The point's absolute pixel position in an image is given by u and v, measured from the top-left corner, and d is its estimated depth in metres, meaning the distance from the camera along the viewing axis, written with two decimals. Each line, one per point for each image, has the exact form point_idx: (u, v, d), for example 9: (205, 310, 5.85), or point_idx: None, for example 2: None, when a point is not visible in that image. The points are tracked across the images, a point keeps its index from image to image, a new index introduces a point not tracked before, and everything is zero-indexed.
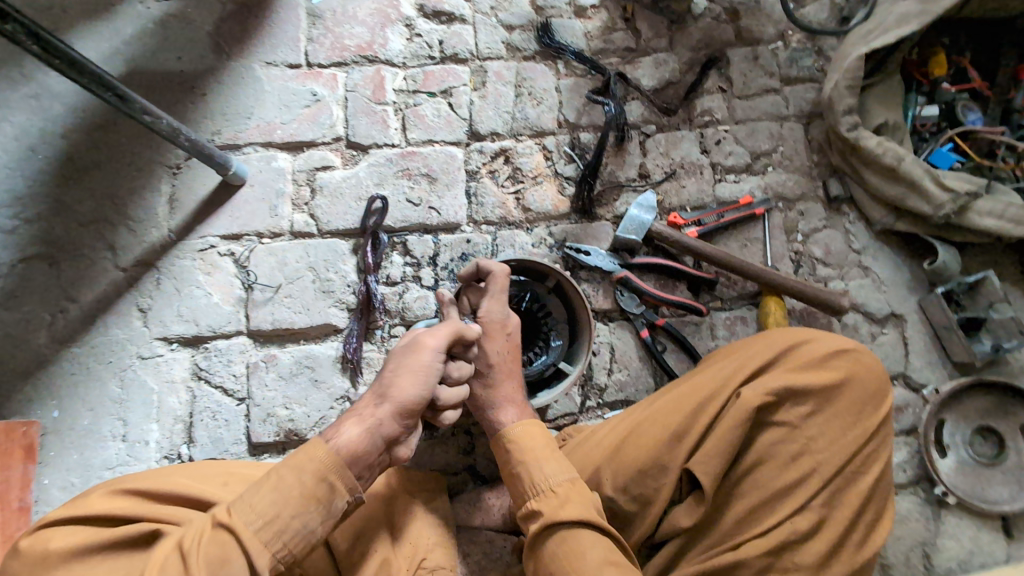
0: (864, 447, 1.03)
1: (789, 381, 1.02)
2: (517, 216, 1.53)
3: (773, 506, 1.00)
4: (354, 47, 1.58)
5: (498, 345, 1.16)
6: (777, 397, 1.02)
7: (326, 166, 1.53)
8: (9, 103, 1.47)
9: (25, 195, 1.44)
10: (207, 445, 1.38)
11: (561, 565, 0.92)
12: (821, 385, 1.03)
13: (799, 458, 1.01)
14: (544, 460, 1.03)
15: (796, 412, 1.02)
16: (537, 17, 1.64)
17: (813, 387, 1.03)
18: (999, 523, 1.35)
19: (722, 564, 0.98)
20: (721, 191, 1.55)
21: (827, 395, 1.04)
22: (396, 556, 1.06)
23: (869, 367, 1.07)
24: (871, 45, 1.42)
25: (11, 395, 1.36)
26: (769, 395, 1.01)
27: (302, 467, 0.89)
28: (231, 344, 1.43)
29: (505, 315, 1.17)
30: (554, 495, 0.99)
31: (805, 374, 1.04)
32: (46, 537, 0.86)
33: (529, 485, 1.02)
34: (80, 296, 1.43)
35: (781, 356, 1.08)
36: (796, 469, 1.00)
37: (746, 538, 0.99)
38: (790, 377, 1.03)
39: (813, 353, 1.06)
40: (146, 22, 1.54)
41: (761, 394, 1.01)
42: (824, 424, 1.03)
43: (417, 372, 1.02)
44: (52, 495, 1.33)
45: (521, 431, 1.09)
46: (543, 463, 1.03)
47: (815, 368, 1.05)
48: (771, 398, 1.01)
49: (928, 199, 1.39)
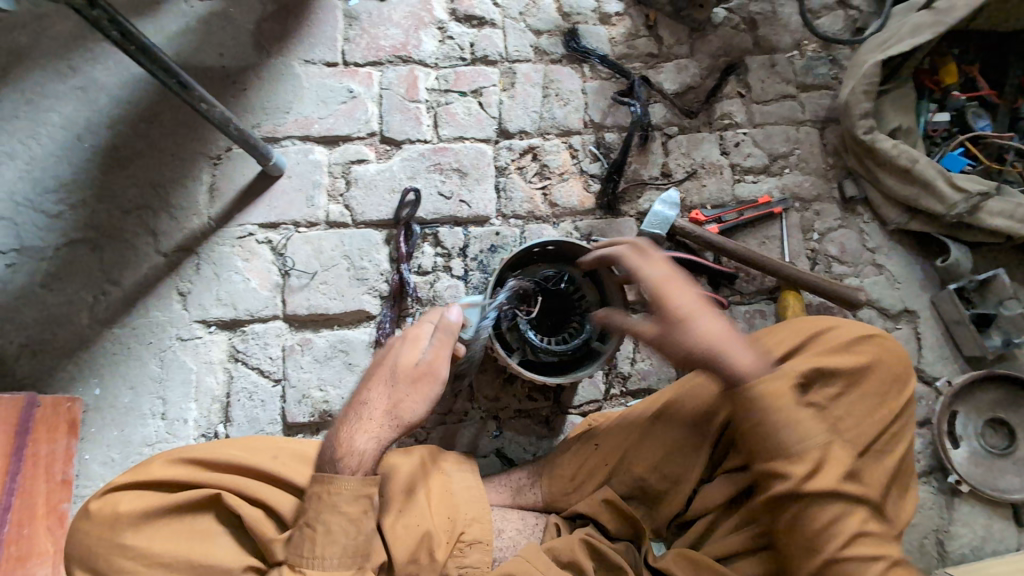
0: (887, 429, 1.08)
1: (815, 364, 1.08)
2: (544, 211, 1.59)
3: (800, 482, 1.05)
4: (389, 47, 1.65)
5: (678, 296, 1.02)
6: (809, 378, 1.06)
7: (361, 159, 1.59)
8: (57, 93, 1.53)
9: (71, 182, 1.50)
10: (244, 424, 1.43)
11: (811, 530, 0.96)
12: (845, 372, 1.08)
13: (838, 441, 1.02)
14: (791, 422, 0.99)
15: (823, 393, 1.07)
16: (563, 23, 1.71)
17: (839, 370, 1.08)
18: (1010, 512, 1.40)
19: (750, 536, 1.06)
20: (741, 191, 1.61)
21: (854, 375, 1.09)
22: (437, 530, 1.09)
23: (891, 350, 1.13)
24: (886, 54, 1.49)
25: (54, 373, 1.41)
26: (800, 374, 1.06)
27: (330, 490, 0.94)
28: (268, 328, 1.48)
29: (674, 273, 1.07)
30: (810, 458, 0.98)
31: (830, 358, 1.09)
32: (111, 501, 0.94)
33: (778, 445, 1.00)
34: (122, 279, 1.47)
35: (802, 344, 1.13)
36: (824, 443, 0.99)
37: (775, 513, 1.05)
38: (813, 361, 1.08)
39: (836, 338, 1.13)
40: (191, 19, 1.61)
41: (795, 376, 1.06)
42: (853, 405, 1.07)
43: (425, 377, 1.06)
44: (92, 470, 1.37)
45: (763, 390, 0.99)
46: (797, 426, 0.99)
47: (838, 355, 1.10)
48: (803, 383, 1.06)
49: (941, 200, 1.45)
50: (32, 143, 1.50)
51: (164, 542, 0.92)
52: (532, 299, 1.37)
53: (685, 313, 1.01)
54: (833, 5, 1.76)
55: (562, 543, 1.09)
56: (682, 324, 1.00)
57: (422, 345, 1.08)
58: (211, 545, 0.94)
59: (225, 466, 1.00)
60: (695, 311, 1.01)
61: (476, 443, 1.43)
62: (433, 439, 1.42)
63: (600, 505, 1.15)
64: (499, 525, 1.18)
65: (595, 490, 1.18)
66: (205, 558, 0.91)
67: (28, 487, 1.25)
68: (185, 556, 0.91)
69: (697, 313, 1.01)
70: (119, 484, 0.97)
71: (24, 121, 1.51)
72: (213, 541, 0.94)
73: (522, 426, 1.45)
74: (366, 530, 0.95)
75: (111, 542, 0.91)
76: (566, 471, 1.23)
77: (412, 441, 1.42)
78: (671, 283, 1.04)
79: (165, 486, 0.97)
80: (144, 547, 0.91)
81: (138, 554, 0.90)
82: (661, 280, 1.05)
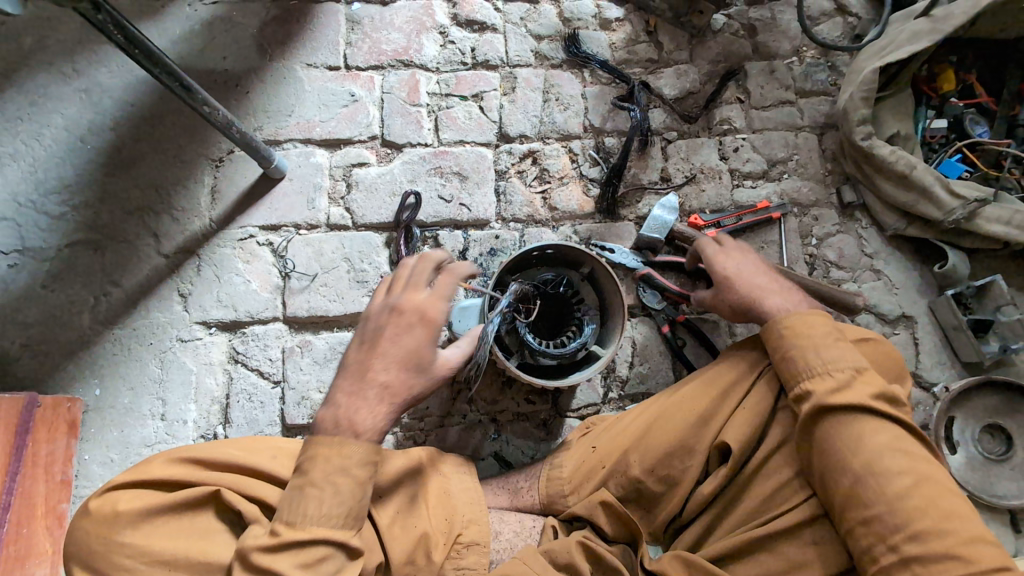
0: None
1: (813, 356, 1.07)
2: (544, 215, 1.60)
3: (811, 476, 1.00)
4: (391, 52, 1.66)
5: (724, 263, 1.25)
6: (806, 374, 1.06)
7: (362, 163, 1.60)
8: (61, 95, 1.54)
9: (74, 183, 1.51)
10: (243, 426, 1.43)
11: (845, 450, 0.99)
12: (846, 356, 1.07)
13: (838, 430, 1.00)
14: (823, 347, 1.07)
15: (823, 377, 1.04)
16: (564, 28, 1.72)
17: (837, 361, 1.06)
18: (1006, 517, 1.40)
19: (748, 538, 1.05)
20: (739, 196, 1.62)
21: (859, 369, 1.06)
22: (434, 531, 1.10)
23: (887, 352, 1.14)
24: (885, 60, 1.50)
25: (55, 373, 1.42)
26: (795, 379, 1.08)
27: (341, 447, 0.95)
28: (268, 330, 1.49)
29: (737, 251, 1.28)
30: (835, 376, 1.04)
31: (817, 325, 1.11)
32: (110, 500, 0.95)
33: (801, 367, 1.08)
34: (123, 280, 1.48)
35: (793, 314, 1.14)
36: (834, 376, 1.04)
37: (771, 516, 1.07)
38: (801, 339, 1.09)
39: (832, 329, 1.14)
40: (194, 23, 1.62)
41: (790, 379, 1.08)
42: None
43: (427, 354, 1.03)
44: (92, 470, 1.38)
45: (797, 321, 1.13)
46: (823, 351, 1.07)
47: (833, 332, 1.10)
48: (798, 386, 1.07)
49: (938, 206, 1.46)
50: (36, 145, 1.51)
51: (163, 540, 0.92)
52: (526, 296, 1.36)
53: (731, 274, 1.23)
54: (832, 12, 1.77)
55: (559, 544, 1.09)
56: (728, 283, 1.24)
57: (411, 299, 1.04)
58: (210, 543, 0.94)
59: (223, 464, 1.01)
60: (743, 274, 1.23)
61: (474, 446, 1.44)
62: (433, 442, 1.43)
63: (597, 506, 1.14)
64: (496, 527, 1.19)
65: (593, 491, 1.17)
66: (204, 556, 0.92)
67: (28, 486, 1.25)
68: (184, 554, 0.91)
69: (743, 275, 1.22)
70: (118, 483, 0.97)
71: (27, 122, 1.52)
72: (211, 539, 0.94)
73: (520, 429, 1.46)
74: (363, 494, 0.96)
75: (110, 541, 0.91)
76: (564, 474, 1.23)
77: (411, 443, 1.43)
78: (725, 252, 1.28)
79: (163, 485, 0.98)
80: (143, 544, 0.90)
81: (137, 551, 0.90)
82: (716, 249, 1.28)
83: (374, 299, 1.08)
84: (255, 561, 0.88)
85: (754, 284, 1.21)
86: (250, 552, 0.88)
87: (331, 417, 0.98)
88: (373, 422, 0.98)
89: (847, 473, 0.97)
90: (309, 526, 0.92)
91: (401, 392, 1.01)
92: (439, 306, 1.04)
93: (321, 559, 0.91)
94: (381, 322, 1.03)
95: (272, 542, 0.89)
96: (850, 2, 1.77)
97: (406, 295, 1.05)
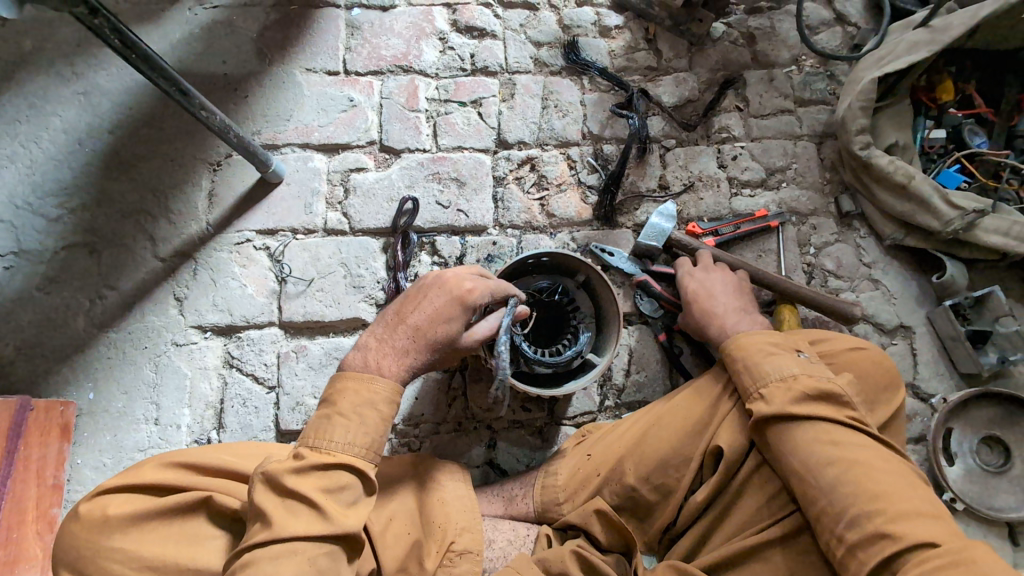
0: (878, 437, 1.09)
1: (764, 368, 1.09)
2: (542, 221, 1.59)
3: (802, 484, 0.99)
4: (390, 57, 1.66)
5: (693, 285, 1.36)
6: (759, 385, 1.08)
7: (360, 168, 1.59)
8: (60, 98, 1.54)
9: (71, 186, 1.50)
10: (237, 431, 1.42)
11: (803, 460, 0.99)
12: (784, 364, 1.09)
13: (814, 429, 1.01)
14: (763, 362, 1.11)
15: (770, 388, 1.06)
16: (563, 35, 1.73)
17: (776, 372, 1.08)
18: (1005, 530, 1.39)
19: (740, 548, 1.04)
20: (738, 205, 1.62)
21: (817, 376, 1.07)
22: (427, 539, 1.09)
23: (872, 355, 1.15)
24: (883, 70, 1.50)
25: (48, 376, 1.41)
26: (755, 390, 1.08)
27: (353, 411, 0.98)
28: (263, 334, 1.48)
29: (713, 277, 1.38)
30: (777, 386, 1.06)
31: (751, 343, 1.15)
32: (101, 504, 0.94)
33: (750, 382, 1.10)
34: (119, 284, 1.48)
35: (735, 335, 1.19)
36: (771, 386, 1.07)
37: (761, 527, 1.06)
38: (744, 352, 1.14)
39: (781, 339, 1.16)
40: (194, 27, 1.62)
41: (752, 391, 1.09)
42: None
43: (445, 317, 1.09)
44: (84, 475, 1.37)
45: (737, 343, 1.17)
46: (763, 363, 1.10)
47: (768, 346, 1.13)
48: (762, 397, 1.07)
49: (937, 216, 1.45)
50: (33, 146, 1.51)
51: (153, 545, 0.91)
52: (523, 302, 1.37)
53: (690, 296, 1.34)
54: (832, 22, 1.78)
55: (552, 553, 1.08)
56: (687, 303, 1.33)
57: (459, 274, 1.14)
58: (200, 550, 0.92)
59: (217, 470, 1.01)
60: (698, 297, 1.33)
61: (470, 453, 1.43)
62: (428, 449, 1.42)
63: (592, 514, 1.14)
64: (490, 535, 1.18)
65: (587, 500, 1.16)
66: (193, 562, 0.90)
67: (19, 490, 1.25)
68: (174, 561, 0.89)
69: (701, 297, 1.33)
70: (108, 487, 0.96)
71: (26, 124, 1.52)
72: (202, 545, 0.93)
73: (515, 437, 1.45)
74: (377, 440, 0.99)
75: (99, 546, 0.90)
76: (558, 482, 1.22)
77: (405, 450, 1.42)
78: (692, 274, 1.38)
79: (154, 490, 0.97)
80: (132, 549, 0.89)
81: (126, 557, 0.89)
82: (685, 272, 1.40)
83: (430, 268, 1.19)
84: (277, 480, 0.89)
85: (709, 306, 1.31)
86: (273, 470, 0.90)
87: (361, 358, 1.06)
88: (395, 370, 1.05)
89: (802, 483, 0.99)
90: (336, 451, 0.95)
91: (421, 349, 1.07)
92: (481, 290, 1.12)
93: (342, 487, 0.93)
94: (427, 284, 1.13)
95: (296, 464, 0.91)
96: (849, 12, 1.77)
97: (457, 271, 1.15)
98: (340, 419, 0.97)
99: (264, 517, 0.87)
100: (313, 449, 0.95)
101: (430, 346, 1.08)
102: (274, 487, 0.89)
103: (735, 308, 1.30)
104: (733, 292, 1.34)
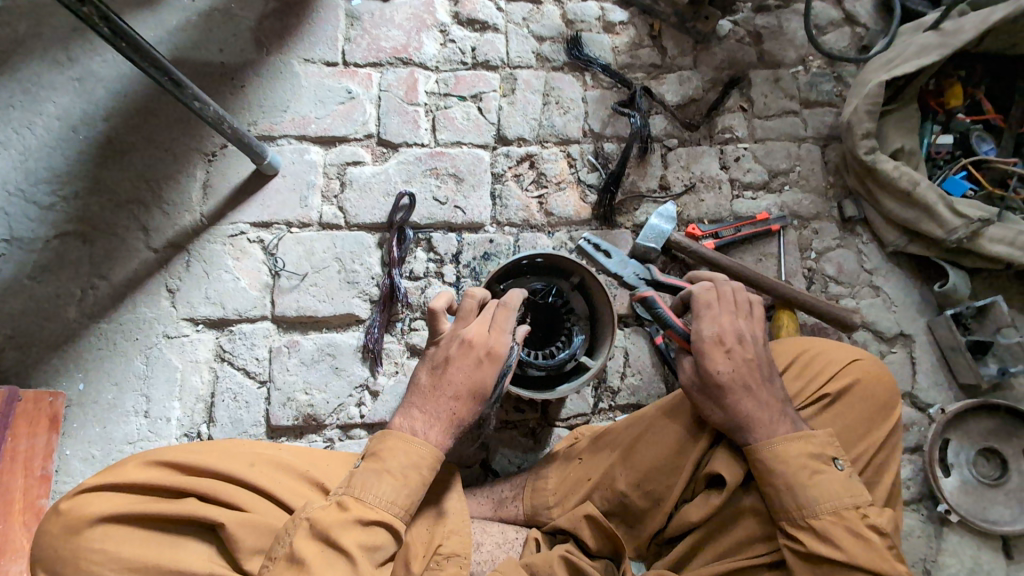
0: (863, 467, 1.08)
1: (811, 494, 0.98)
2: (540, 220, 1.57)
3: (792, 498, 0.99)
4: (390, 49, 1.64)
5: (721, 364, 1.06)
6: (807, 515, 0.97)
7: (357, 161, 1.57)
8: (54, 84, 1.52)
9: (65, 173, 1.48)
10: (227, 426, 1.42)
11: (799, 474, 0.99)
12: (830, 491, 0.98)
13: (788, 444, 1.02)
14: (808, 485, 0.98)
15: (822, 521, 0.96)
16: (567, 31, 1.70)
17: (825, 500, 0.97)
18: (998, 543, 1.39)
19: (737, 567, 1.05)
20: (738, 207, 1.60)
21: (860, 496, 0.99)
22: (412, 543, 1.08)
23: (876, 379, 1.13)
24: (891, 73, 1.47)
25: (38, 366, 1.40)
26: (803, 517, 0.98)
27: (398, 467, 0.98)
28: (255, 329, 1.47)
29: (735, 335, 1.10)
30: (820, 521, 0.96)
31: (791, 454, 1.01)
32: (82, 503, 0.92)
33: (792, 505, 0.99)
34: (111, 274, 1.46)
35: (771, 441, 1.02)
36: (811, 510, 0.97)
37: (751, 553, 1.06)
38: (785, 466, 1.00)
39: (818, 445, 1.03)
40: (192, 13, 1.59)
41: (799, 468, 0.99)
42: (827, 421, 1.10)
43: (480, 382, 1.08)
44: (73, 466, 1.36)
45: (776, 451, 1.01)
46: (808, 489, 0.98)
47: (809, 460, 1.00)
48: (813, 527, 0.97)
49: (941, 224, 1.43)
50: (26, 133, 1.48)
51: (133, 547, 0.89)
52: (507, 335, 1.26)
53: (726, 381, 1.05)
54: (840, 22, 1.74)
55: (539, 558, 1.07)
56: (722, 391, 1.05)
57: (475, 333, 1.10)
58: (186, 552, 0.91)
59: (204, 471, 0.98)
60: (735, 381, 1.05)
61: (461, 454, 1.42)
62: None
63: (581, 519, 1.12)
64: (477, 539, 1.17)
65: (576, 505, 1.15)
66: (176, 563, 0.88)
67: (6, 482, 1.23)
68: (157, 562, 0.88)
69: (738, 384, 1.05)
70: (89, 486, 0.94)
71: (19, 110, 1.49)
72: (186, 551, 0.91)
73: (508, 438, 1.44)
74: (414, 489, 0.98)
75: (79, 546, 0.89)
76: (548, 486, 1.21)
77: None
78: (721, 347, 1.08)
79: (137, 490, 0.95)
80: (113, 550, 0.88)
81: (106, 557, 0.87)
82: (710, 342, 1.08)
83: (445, 326, 1.14)
84: (322, 530, 0.89)
85: (746, 391, 1.05)
86: (320, 521, 0.90)
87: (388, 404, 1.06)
88: (441, 440, 1.04)
89: (780, 503, 1.00)
90: (376, 507, 0.95)
91: (469, 414, 1.07)
92: (504, 341, 1.11)
93: (377, 545, 0.92)
94: (450, 351, 1.10)
95: (342, 516, 0.92)
96: (858, 12, 1.74)
97: (475, 328, 1.11)
98: (388, 475, 0.97)
99: (301, 562, 0.86)
100: (356, 504, 0.94)
101: (475, 411, 1.08)
102: (316, 534, 0.89)
103: (768, 388, 1.07)
104: (762, 376, 1.07)
